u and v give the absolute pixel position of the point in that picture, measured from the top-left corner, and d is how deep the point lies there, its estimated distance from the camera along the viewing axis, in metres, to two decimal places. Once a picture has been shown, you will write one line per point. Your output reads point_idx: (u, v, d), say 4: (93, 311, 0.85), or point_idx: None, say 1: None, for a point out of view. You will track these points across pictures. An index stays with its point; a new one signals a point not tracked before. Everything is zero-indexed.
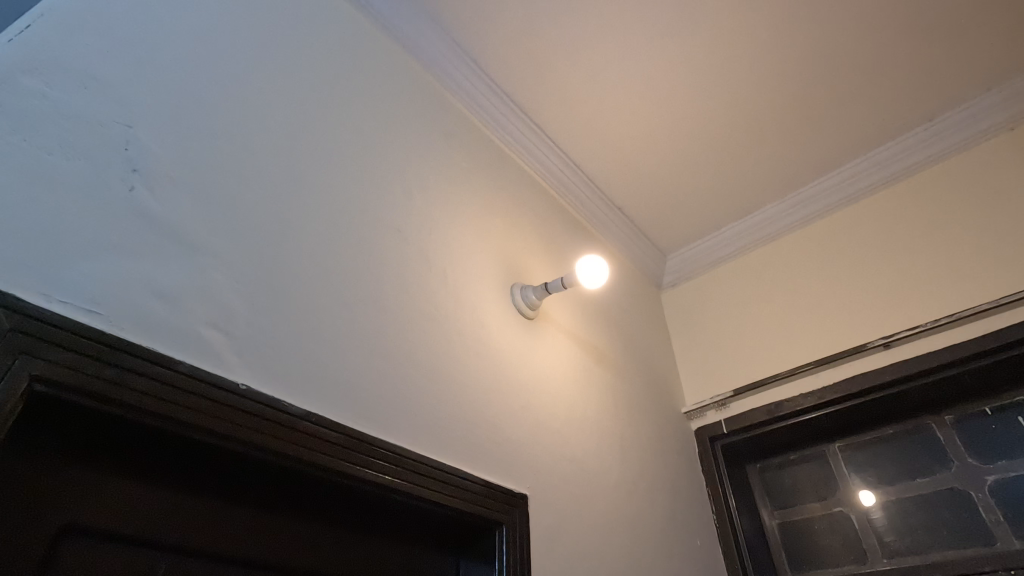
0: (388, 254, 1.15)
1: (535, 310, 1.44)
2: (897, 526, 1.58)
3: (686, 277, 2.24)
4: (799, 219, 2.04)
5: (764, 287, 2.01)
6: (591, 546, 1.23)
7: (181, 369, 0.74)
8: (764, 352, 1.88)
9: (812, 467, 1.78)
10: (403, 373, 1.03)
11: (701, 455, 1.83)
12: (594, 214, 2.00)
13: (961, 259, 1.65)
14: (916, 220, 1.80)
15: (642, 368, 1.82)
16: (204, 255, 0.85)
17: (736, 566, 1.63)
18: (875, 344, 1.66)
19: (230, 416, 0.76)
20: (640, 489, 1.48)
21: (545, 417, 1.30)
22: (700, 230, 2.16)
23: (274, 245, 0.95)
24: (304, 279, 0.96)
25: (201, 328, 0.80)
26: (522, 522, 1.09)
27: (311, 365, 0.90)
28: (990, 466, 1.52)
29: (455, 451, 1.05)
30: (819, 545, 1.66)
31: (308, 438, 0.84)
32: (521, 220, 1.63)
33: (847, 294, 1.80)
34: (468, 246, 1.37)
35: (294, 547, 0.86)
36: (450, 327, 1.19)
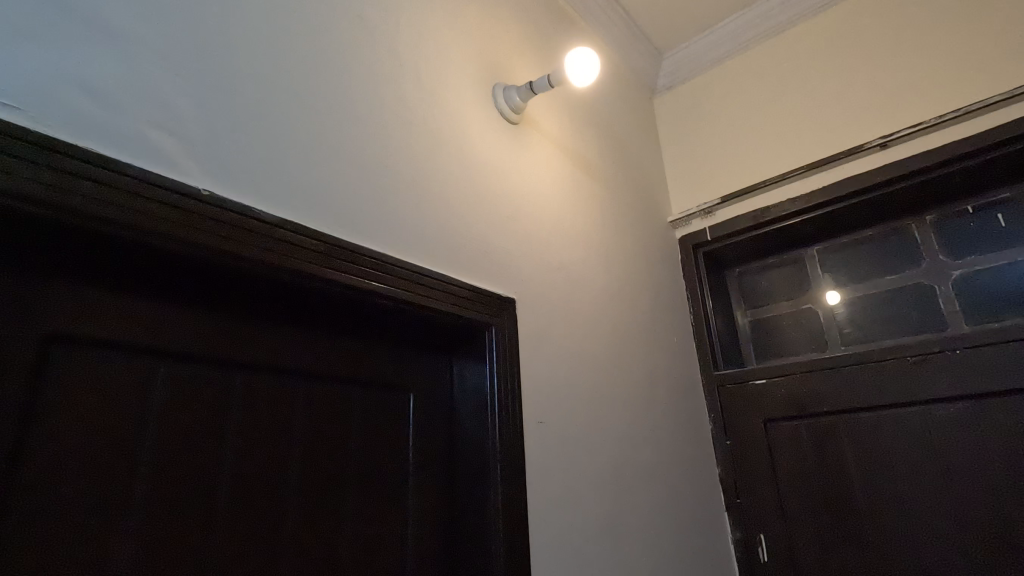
0: (350, 47, 1.00)
1: (520, 114, 1.33)
2: (859, 319, 1.69)
3: (683, 79, 2.07)
4: (815, 5, 1.81)
5: (766, 86, 1.87)
6: (575, 343, 1.30)
7: (131, 174, 0.68)
8: (756, 159, 1.82)
9: (788, 270, 1.85)
10: (379, 181, 0.97)
11: (683, 263, 1.88)
12: (585, 2, 1.76)
13: (983, 46, 1.51)
14: (944, 1, 1.60)
15: (630, 178, 1.77)
16: (129, 40, 0.72)
17: (707, 358, 1.78)
18: (872, 145, 1.60)
19: (198, 224, 0.72)
20: (622, 293, 1.53)
21: (531, 227, 1.28)
22: (702, 21, 1.93)
23: (212, 29, 0.81)
24: (257, 72, 0.85)
25: (146, 129, 0.71)
26: (509, 324, 1.13)
27: (279, 171, 0.84)
28: (959, 262, 1.58)
29: (441, 260, 1.04)
30: (785, 337, 1.80)
31: (287, 246, 0.81)
32: (502, 8, 1.42)
33: (853, 91, 1.68)
34: (443, 38, 1.21)
35: (289, 350, 0.89)
36: (427, 131, 1.10)
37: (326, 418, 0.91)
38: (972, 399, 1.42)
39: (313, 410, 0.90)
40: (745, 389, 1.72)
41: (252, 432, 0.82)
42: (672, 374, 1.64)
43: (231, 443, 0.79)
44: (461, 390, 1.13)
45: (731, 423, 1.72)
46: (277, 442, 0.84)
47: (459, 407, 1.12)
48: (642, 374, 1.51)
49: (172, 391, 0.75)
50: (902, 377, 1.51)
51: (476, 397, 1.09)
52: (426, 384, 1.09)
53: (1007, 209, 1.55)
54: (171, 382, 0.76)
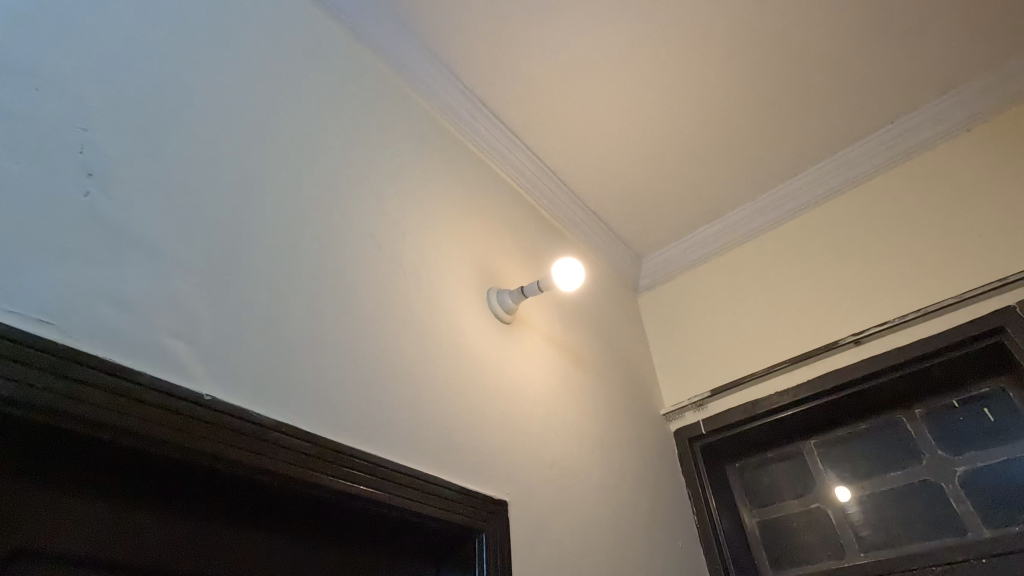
0: (360, 261, 1.13)
1: (512, 314, 1.43)
2: (872, 520, 1.60)
3: (662, 280, 2.26)
4: (771, 220, 2.08)
5: (739, 287, 2.04)
6: (572, 550, 1.21)
7: (141, 380, 0.71)
8: (740, 353, 1.90)
9: (789, 465, 1.80)
10: (376, 380, 1.01)
11: (681, 457, 1.84)
12: (570, 218, 2.02)
13: (925, 256, 1.70)
14: (881, 219, 1.84)
15: (621, 370, 1.82)
16: (167, 261, 0.82)
17: (718, 566, 1.63)
18: (846, 341, 1.69)
19: (193, 427, 0.74)
20: (620, 491, 1.47)
21: (523, 422, 1.28)
22: (674, 232, 2.18)
23: (241, 251, 0.92)
24: (275, 286, 0.94)
25: (163, 338, 0.77)
26: (501, 529, 1.07)
27: (281, 373, 0.88)
28: (959, 457, 1.55)
29: (432, 459, 1.03)
30: (798, 541, 1.67)
31: (279, 449, 0.81)
32: (496, 225, 1.63)
33: (819, 292, 1.84)
34: (444, 251, 1.36)
35: (264, 564, 0.83)
36: (425, 332, 1.17)
37: None
38: None
39: None
40: None
41: None
42: None
43: None
44: None
45: None
46: None
47: None
48: None
49: None
50: None
51: None
52: None
53: (991, 403, 1.58)
54: None
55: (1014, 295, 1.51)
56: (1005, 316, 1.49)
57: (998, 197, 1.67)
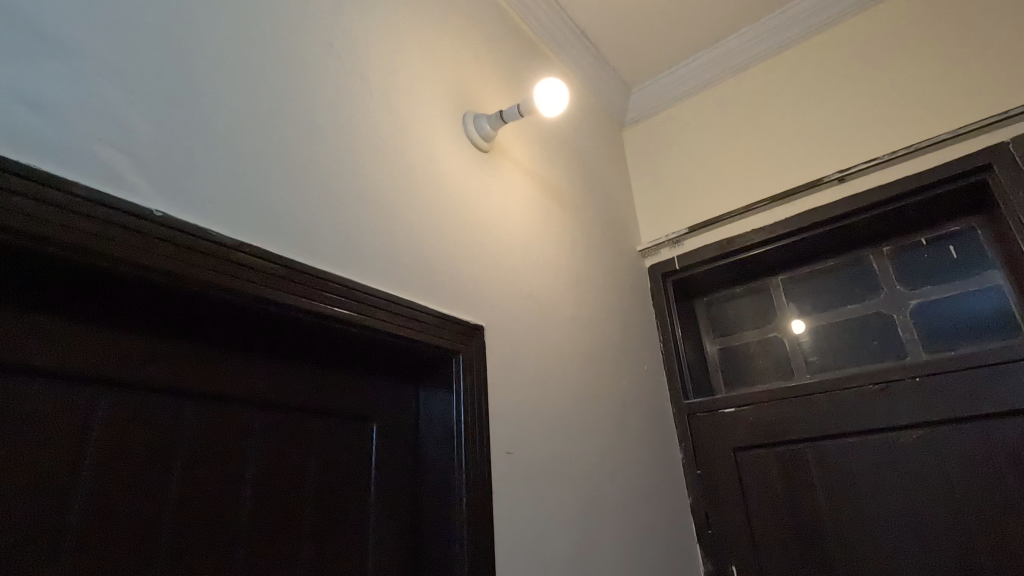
0: (317, 72, 1.00)
1: (490, 141, 1.34)
2: (823, 347, 1.72)
3: (650, 113, 2.13)
4: (773, 46, 1.90)
5: (730, 121, 1.93)
6: (544, 370, 1.28)
7: (77, 193, 0.65)
8: (722, 190, 1.87)
9: (754, 299, 1.88)
10: (343, 205, 0.96)
11: (653, 291, 1.90)
12: (555, 36, 1.81)
13: (929, 88, 1.59)
14: (892, 45, 1.69)
15: (600, 206, 1.79)
16: (86, 58, 0.71)
17: (677, 386, 1.78)
18: (830, 178, 1.66)
19: (147, 245, 0.69)
20: (592, 321, 1.53)
21: (500, 254, 1.27)
22: (668, 57, 2.00)
23: (174, 50, 0.80)
24: (221, 96, 0.83)
25: (97, 148, 0.69)
26: (476, 351, 1.11)
27: (239, 193, 0.82)
28: (915, 292, 1.63)
29: (406, 286, 1.02)
30: (752, 366, 1.81)
31: (246, 270, 0.78)
32: (473, 39, 1.45)
33: (812, 127, 1.75)
34: (413, 66, 1.21)
35: (245, 379, 0.85)
36: (394, 156, 1.09)
37: (279, 451, 0.87)
38: (933, 426, 1.45)
39: (269, 440, 0.86)
40: (714, 418, 1.73)
41: (201, 466, 0.77)
42: (642, 402, 1.63)
43: (176, 478, 0.75)
44: (426, 421, 1.09)
45: (701, 452, 1.72)
46: (228, 475, 0.80)
47: (424, 438, 1.09)
48: (613, 403, 1.50)
49: (115, 422, 0.71)
50: (867, 404, 1.53)
51: (442, 428, 1.06)
52: (390, 414, 1.06)
53: (958, 241, 1.61)
54: (113, 413, 0.72)
55: (1011, 130, 1.45)
56: (996, 152, 1.45)
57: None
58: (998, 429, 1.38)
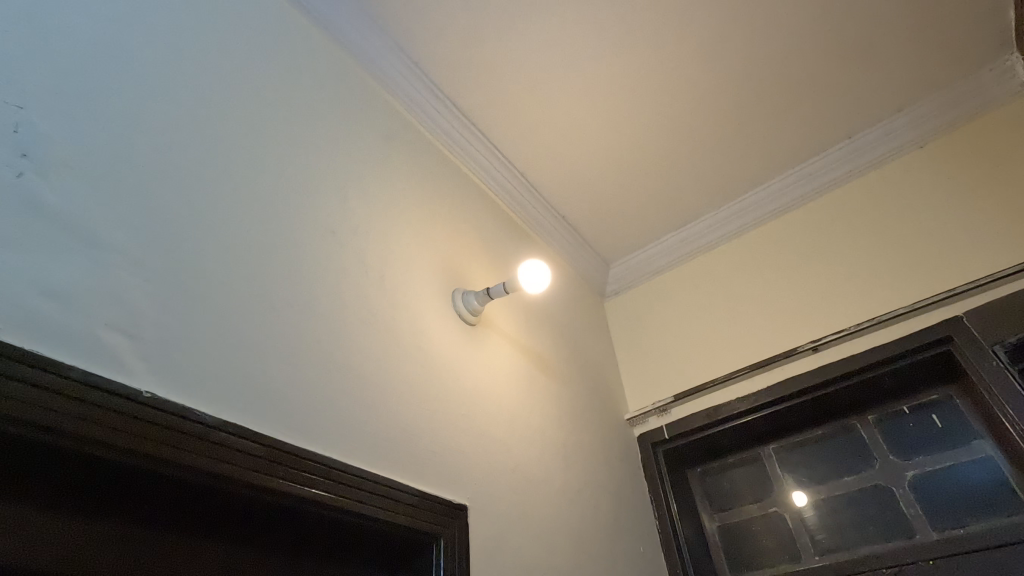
0: (319, 258, 1.09)
1: (477, 315, 1.41)
2: (827, 524, 1.63)
3: (629, 286, 2.28)
4: (734, 229, 2.12)
5: (704, 294, 2.06)
6: (532, 555, 1.19)
7: (70, 374, 0.67)
8: (703, 359, 1.92)
9: (748, 469, 1.83)
10: (331, 380, 0.98)
11: (644, 462, 1.85)
12: (538, 221, 2.02)
13: (879, 267, 1.75)
14: (839, 230, 1.90)
15: (586, 375, 1.82)
16: (109, 251, 0.78)
17: (678, 571, 1.64)
18: (804, 348, 1.73)
19: (129, 426, 0.69)
20: (582, 496, 1.46)
21: (486, 425, 1.26)
22: (641, 238, 2.21)
23: (190, 243, 0.88)
24: (226, 280, 0.90)
25: (100, 331, 0.73)
26: (459, 534, 1.04)
27: (230, 371, 0.84)
28: (909, 463, 1.60)
29: (389, 462, 1.00)
30: (756, 546, 1.69)
31: (225, 451, 0.77)
32: (463, 226, 1.61)
33: (780, 300, 1.88)
34: (408, 250, 1.33)
35: (206, 572, 0.79)
36: (386, 331, 1.14)
37: None
38: None
39: None
40: None
41: None
42: None
43: None
44: None
45: None
46: None
47: None
48: None
49: None
50: None
51: None
52: None
53: (940, 410, 1.63)
54: None
55: (962, 305, 1.57)
56: (953, 325, 1.55)
57: (949, 211, 1.73)
58: None
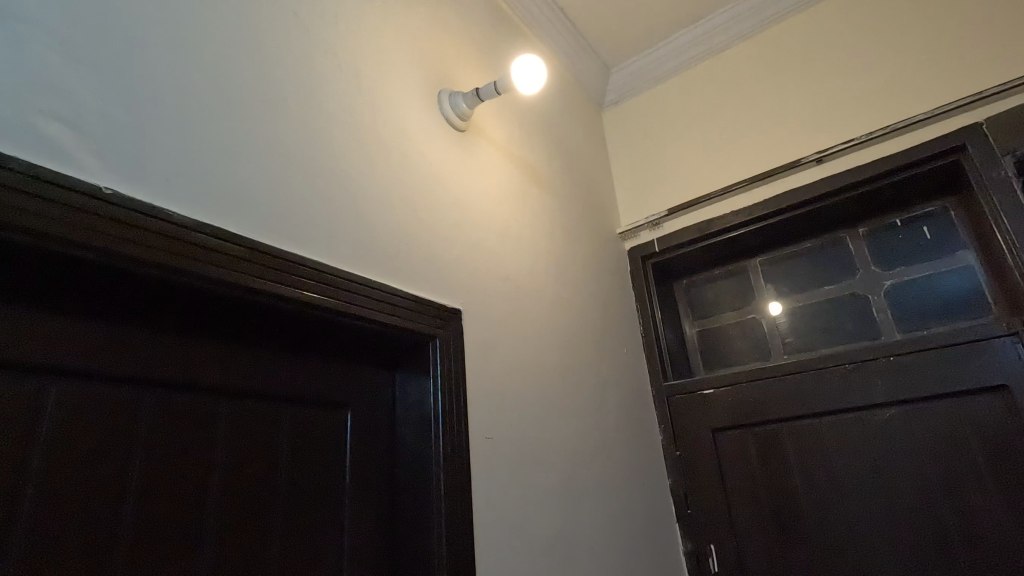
0: (281, 44, 0.95)
1: (466, 120, 1.30)
2: (800, 329, 1.73)
3: (630, 93, 2.10)
4: (752, 25, 1.88)
5: (710, 101, 1.91)
6: (522, 355, 1.26)
7: (15, 167, 0.60)
8: (701, 172, 1.86)
9: (733, 281, 1.89)
10: (311, 186, 0.92)
11: (632, 274, 1.89)
12: (533, 13, 1.77)
13: (906, 69, 1.60)
14: (870, 26, 1.69)
15: (579, 188, 1.76)
16: (23, 23, 0.65)
17: (656, 369, 1.79)
18: (808, 160, 1.66)
19: (98, 226, 0.65)
20: (572, 304, 1.51)
21: (477, 236, 1.24)
22: (648, 37, 1.97)
23: (122, 18, 0.75)
24: (177, 67, 0.79)
25: (37, 120, 0.64)
26: (453, 335, 1.08)
27: (197, 171, 0.77)
28: (890, 273, 1.64)
29: (380, 269, 0.99)
30: (730, 348, 1.82)
31: (207, 253, 0.74)
32: (448, 15, 1.40)
33: (791, 108, 1.75)
34: (385, 41, 1.17)
35: (211, 367, 0.82)
36: (366, 134, 1.05)
37: (246, 441, 0.83)
38: (906, 404, 1.47)
39: (236, 430, 0.83)
40: (693, 399, 1.73)
41: (166, 457, 0.74)
42: (622, 384, 1.63)
43: (137, 469, 0.71)
44: (402, 407, 1.07)
45: (681, 433, 1.73)
46: (193, 468, 0.76)
47: (400, 424, 1.06)
48: (593, 386, 1.49)
49: (68, 415, 0.67)
50: (842, 383, 1.55)
51: (419, 414, 1.04)
52: (365, 402, 1.03)
53: (932, 222, 1.62)
54: (65, 404, 0.67)
55: (985, 112, 1.47)
56: (970, 133, 1.46)
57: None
58: (969, 407, 1.40)
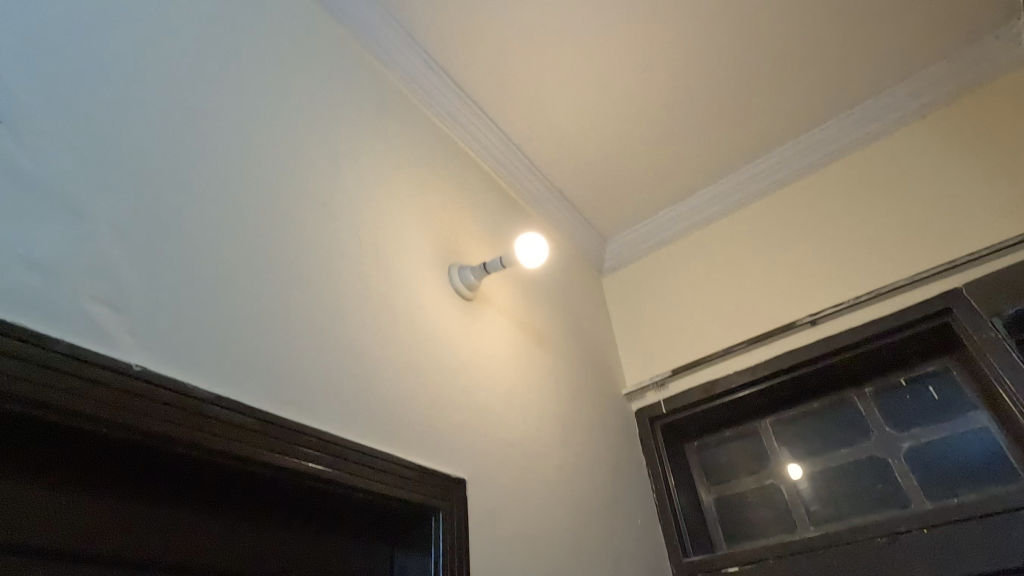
0: (312, 230, 1.07)
1: (474, 290, 1.40)
2: (823, 495, 1.64)
3: (627, 261, 2.26)
4: (733, 203, 2.09)
5: (702, 268, 2.05)
6: (530, 528, 1.20)
7: (57, 348, 0.65)
8: (701, 334, 1.92)
9: (745, 443, 1.84)
10: (326, 355, 0.96)
11: (641, 436, 1.85)
12: (535, 196, 1.99)
13: (879, 240, 1.74)
14: (838, 203, 1.88)
15: (583, 350, 1.81)
16: (92, 223, 0.76)
17: (675, 543, 1.66)
18: (802, 322, 1.73)
19: (122, 401, 0.68)
20: (580, 470, 1.47)
21: (483, 401, 1.26)
22: (640, 213, 2.18)
23: (177, 215, 0.86)
24: (217, 253, 0.88)
25: (87, 304, 0.71)
26: (458, 507, 1.04)
27: (222, 345, 0.82)
28: (905, 434, 1.60)
29: (386, 437, 0.99)
30: (751, 517, 1.71)
31: (220, 425, 0.76)
32: (459, 201, 1.58)
33: (778, 274, 1.86)
34: (402, 224, 1.31)
35: (206, 547, 0.78)
36: (381, 306, 1.13)
37: None
38: None
39: None
40: None
41: None
42: (639, 561, 1.50)
43: None
44: None
45: None
46: None
47: None
48: (607, 564, 1.38)
49: None
50: (878, 559, 1.42)
51: None
52: None
53: (936, 382, 1.63)
54: None
55: (961, 277, 1.56)
56: (952, 297, 1.54)
57: (951, 182, 1.71)
58: None
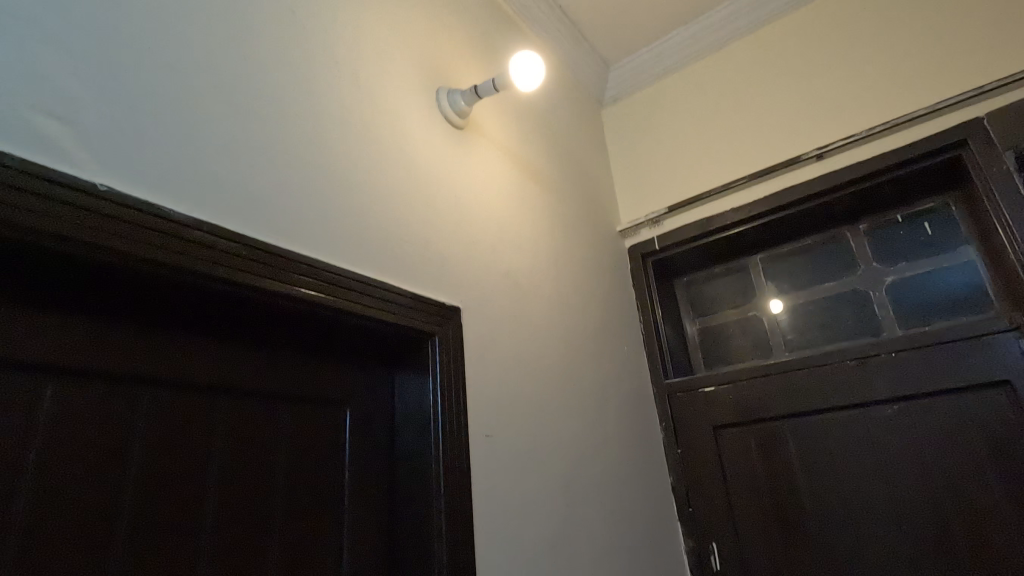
0: (279, 40, 0.95)
1: (465, 117, 1.30)
2: (801, 326, 1.73)
3: (629, 91, 2.10)
4: (752, 22, 1.88)
5: (710, 98, 1.91)
6: (522, 352, 1.26)
7: (8, 163, 0.60)
8: (702, 170, 1.85)
9: (733, 278, 1.88)
10: (308, 183, 0.91)
11: (633, 272, 1.89)
12: (531, 11, 1.77)
13: (906, 65, 1.59)
14: (869, 21, 1.68)
15: (579, 186, 1.76)
16: (15, 19, 0.65)
17: (658, 368, 1.78)
18: (809, 156, 1.65)
19: (94, 223, 0.65)
20: (572, 302, 1.51)
21: (476, 234, 1.24)
22: (647, 34, 1.97)
23: (117, 14, 0.74)
24: (172, 62, 0.78)
25: (32, 116, 0.64)
26: (452, 333, 1.08)
27: (194, 167, 0.77)
28: (891, 269, 1.63)
29: (378, 267, 0.98)
30: (731, 345, 1.82)
31: (204, 250, 0.74)
32: (444, 12, 1.40)
33: (790, 104, 1.74)
34: (381, 37, 1.16)
35: (210, 366, 0.82)
36: (363, 131, 1.04)
37: (243, 441, 0.83)
38: (908, 400, 1.46)
39: (232, 430, 0.82)
40: (695, 397, 1.73)
41: (162, 455, 0.74)
42: (623, 382, 1.62)
43: (134, 465, 0.71)
44: (401, 404, 1.06)
45: (682, 431, 1.72)
46: (190, 466, 0.76)
47: (399, 423, 1.06)
48: (593, 384, 1.48)
49: (65, 412, 0.67)
50: (843, 380, 1.54)
51: (418, 412, 1.03)
52: (364, 399, 1.02)
53: (933, 218, 1.62)
54: (62, 402, 0.67)
55: (985, 106, 1.46)
56: (971, 128, 1.45)
57: None
58: (970, 402, 1.40)
